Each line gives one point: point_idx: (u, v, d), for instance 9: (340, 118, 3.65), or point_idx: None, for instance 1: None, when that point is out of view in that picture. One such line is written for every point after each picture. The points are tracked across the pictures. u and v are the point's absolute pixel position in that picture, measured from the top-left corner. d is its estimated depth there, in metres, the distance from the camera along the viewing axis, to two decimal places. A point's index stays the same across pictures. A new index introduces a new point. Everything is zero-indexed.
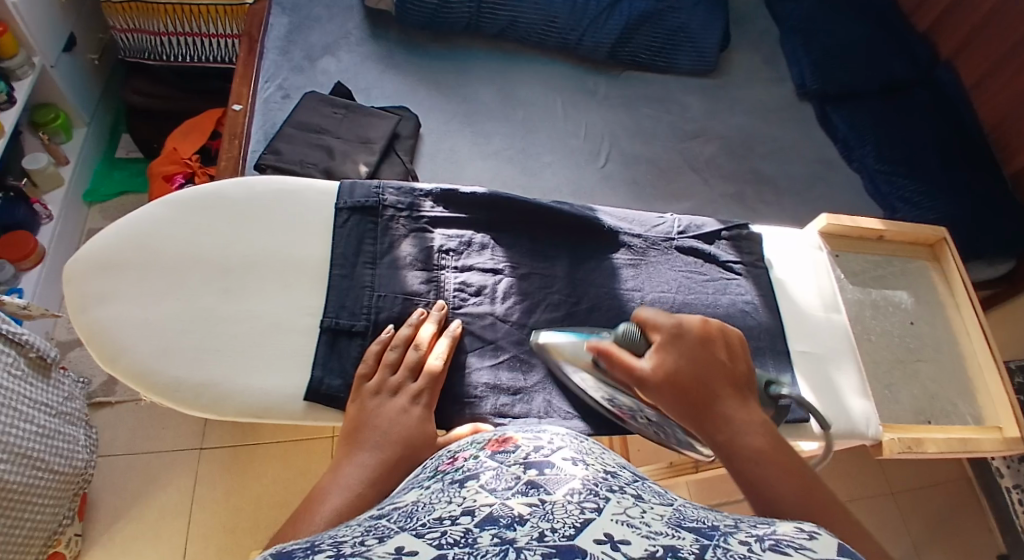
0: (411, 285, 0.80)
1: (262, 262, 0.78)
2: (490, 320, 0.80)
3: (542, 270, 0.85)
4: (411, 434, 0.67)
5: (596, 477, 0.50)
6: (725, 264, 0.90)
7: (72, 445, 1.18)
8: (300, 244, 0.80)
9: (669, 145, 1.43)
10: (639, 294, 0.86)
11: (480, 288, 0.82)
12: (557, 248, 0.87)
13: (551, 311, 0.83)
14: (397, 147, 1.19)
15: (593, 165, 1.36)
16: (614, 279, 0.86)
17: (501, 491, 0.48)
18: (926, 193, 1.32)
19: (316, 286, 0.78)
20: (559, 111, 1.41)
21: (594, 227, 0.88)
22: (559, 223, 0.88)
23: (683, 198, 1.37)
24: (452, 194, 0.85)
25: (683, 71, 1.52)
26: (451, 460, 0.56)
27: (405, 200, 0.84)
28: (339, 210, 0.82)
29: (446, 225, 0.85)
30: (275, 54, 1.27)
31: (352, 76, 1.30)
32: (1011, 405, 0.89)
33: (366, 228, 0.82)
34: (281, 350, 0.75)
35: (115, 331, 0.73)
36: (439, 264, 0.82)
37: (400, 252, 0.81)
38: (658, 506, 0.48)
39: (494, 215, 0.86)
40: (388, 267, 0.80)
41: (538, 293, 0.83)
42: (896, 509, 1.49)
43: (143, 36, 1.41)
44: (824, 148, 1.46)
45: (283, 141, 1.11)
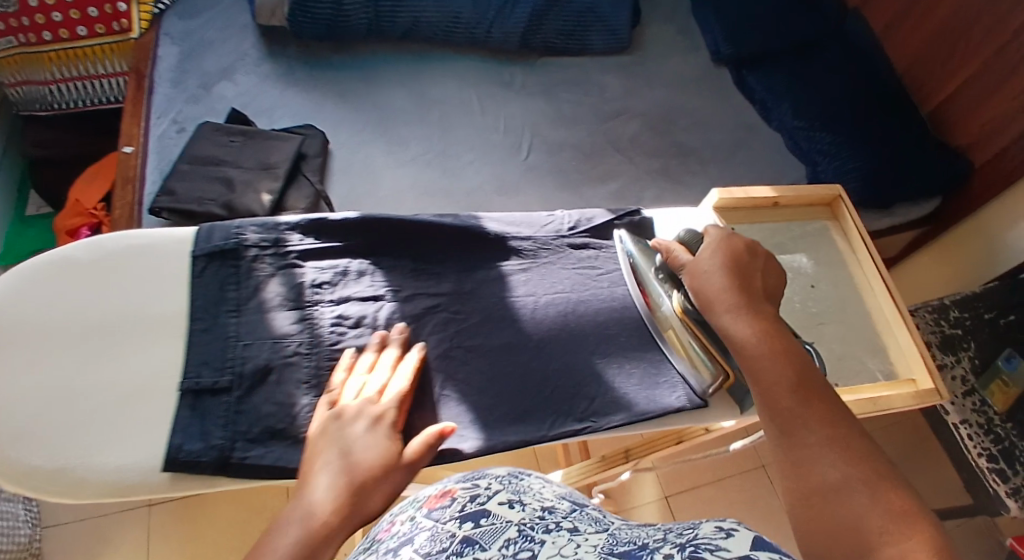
0: (281, 328, 0.77)
1: (113, 328, 0.75)
2: (371, 352, 0.78)
3: (426, 291, 0.83)
4: (379, 455, 0.61)
5: (531, 518, 0.50)
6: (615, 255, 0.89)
7: (10, 522, 1.14)
8: (153, 302, 0.77)
9: (591, 128, 1.41)
10: (532, 301, 0.84)
11: (359, 319, 0.79)
12: (443, 265, 0.85)
13: (439, 330, 0.81)
14: (304, 168, 1.14)
15: (515, 159, 1.33)
16: (507, 288, 0.85)
17: (435, 553, 0.46)
18: (844, 144, 1.31)
19: (195, 339, 0.76)
20: (475, 106, 1.37)
21: (479, 236, 0.86)
22: (442, 238, 0.86)
23: (609, 180, 1.35)
24: (321, 223, 0.82)
25: (598, 50, 1.49)
26: (388, 527, 0.54)
27: (268, 239, 0.81)
28: (196, 258, 0.79)
29: (318, 257, 0.82)
30: (168, 87, 1.22)
31: (251, 99, 1.25)
32: (921, 355, 0.88)
33: (227, 274, 0.79)
34: (148, 418, 0.72)
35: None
36: (312, 300, 0.79)
37: (264, 295, 0.78)
38: (594, 536, 0.48)
39: (369, 238, 0.84)
40: (253, 313, 0.78)
41: (424, 316, 0.81)
42: None
43: (32, 87, 1.35)
44: (744, 110, 1.45)
45: (178, 179, 1.06)
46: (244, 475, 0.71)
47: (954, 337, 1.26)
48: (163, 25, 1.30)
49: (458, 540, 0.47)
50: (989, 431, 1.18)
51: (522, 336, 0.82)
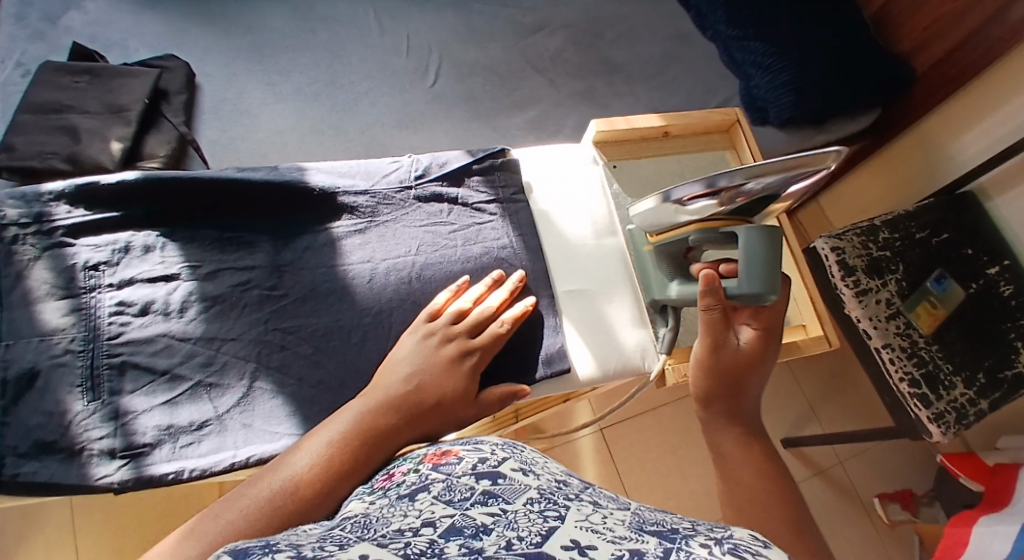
0: (49, 321, 0.65)
1: None
2: (163, 343, 0.66)
3: (232, 265, 0.71)
4: (446, 394, 0.63)
5: (551, 484, 0.49)
6: (473, 208, 0.78)
7: None
8: None
9: (507, 45, 1.27)
10: (367, 268, 0.73)
11: (146, 305, 0.67)
12: (256, 231, 0.72)
13: (254, 309, 0.70)
14: (165, 107, 1.01)
15: (421, 86, 1.20)
16: (340, 256, 0.73)
17: (458, 502, 0.45)
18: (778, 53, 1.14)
19: None
20: (372, 25, 1.22)
21: (300, 195, 0.74)
22: (252, 199, 0.73)
23: (529, 104, 1.23)
24: (91, 188, 0.69)
25: None
26: (389, 476, 0.53)
27: (29, 216, 0.68)
28: None
29: (93, 232, 0.69)
30: (8, 23, 1.05)
31: (103, 30, 1.09)
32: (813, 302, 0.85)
33: None
34: None
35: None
36: (86, 286, 0.67)
37: (27, 283, 0.66)
38: (618, 510, 0.47)
39: (157, 206, 0.70)
40: (14, 308, 0.66)
41: (230, 295, 0.70)
42: (789, 375, 1.50)
43: None
44: (677, 19, 1.33)
45: (17, 132, 0.92)
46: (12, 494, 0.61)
47: (882, 259, 1.18)
48: None
49: (478, 494, 0.46)
50: (911, 354, 1.13)
51: (359, 308, 0.72)
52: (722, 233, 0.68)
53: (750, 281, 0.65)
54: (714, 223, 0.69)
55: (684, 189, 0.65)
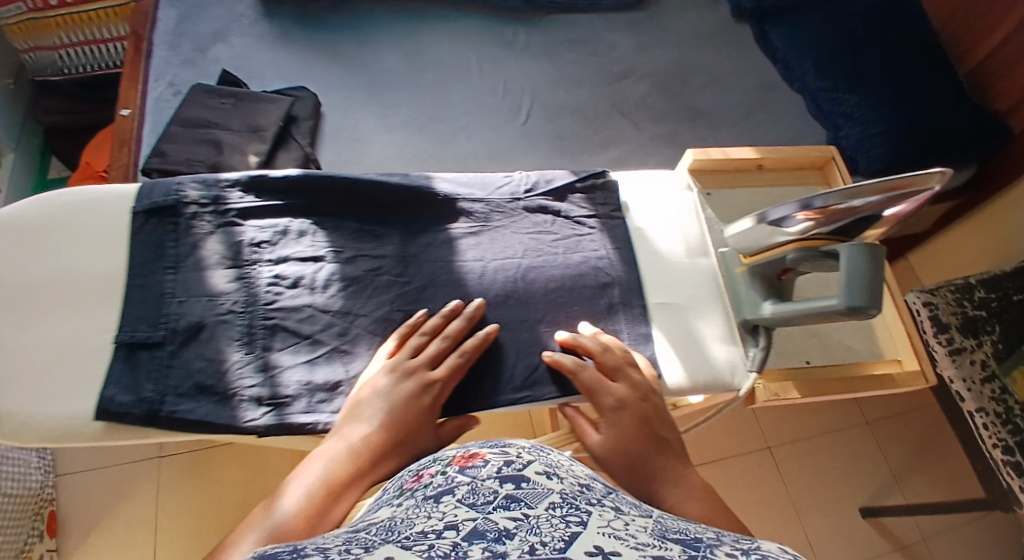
0: (218, 284, 0.74)
1: (46, 287, 0.73)
2: (308, 313, 0.75)
3: (366, 253, 0.79)
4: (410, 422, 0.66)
5: (570, 489, 0.53)
6: (574, 221, 0.85)
7: (24, 467, 1.23)
8: (93, 259, 0.75)
9: (595, 89, 1.35)
10: (479, 267, 0.81)
11: (296, 280, 0.76)
12: (385, 227, 0.81)
13: (382, 292, 0.78)
14: (295, 131, 1.14)
15: (513, 123, 1.29)
16: (456, 254, 0.81)
17: (479, 505, 0.50)
18: (868, 106, 1.18)
19: (144, 293, 0.74)
20: (474, 68, 1.33)
21: (427, 199, 0.83)
22: (388, 200, 0.82)
23: (612, 145, 1.30)
24: (262, 181, 0.79)
25: (607, 8, 1.44)
26: (417, 477, 0.58)
27: (208, 196, 0.78)
28: (136, 214, 0.77)
29: (258, 216, 0.79)
30: (164, 51, 1.20)
31: (244, 62, 1.22)
32: (907, 336, 0.85)
33: (166, 232, 0.76)
34: (88, 361, 0.70)
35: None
36: (250, 259, 0.76)
37: (202, 252, 0.76)
38: (639, 517, 0.51)
39: (312, 199, 0.80)
40: (190, 271, 0.75)
41: (361, 280, 0.78)
42: (872, 439, 1.44)
43: (42, 52, 1.35)
44: (762, 72, 1.37)
45: (168, 142, 1.05)
46: (173, 429, 0.69)
47: (978, 318, 1.14)
48: None
49: (501, 497, 0.50)
50: (1007, 421, 1.06)
51: (468, 300, 0.78)
52: (823, 252, 0.69)
53: (848, 293, 0.67)
54: (815, 242, 0.70)
55: (785, 213, 0.70)
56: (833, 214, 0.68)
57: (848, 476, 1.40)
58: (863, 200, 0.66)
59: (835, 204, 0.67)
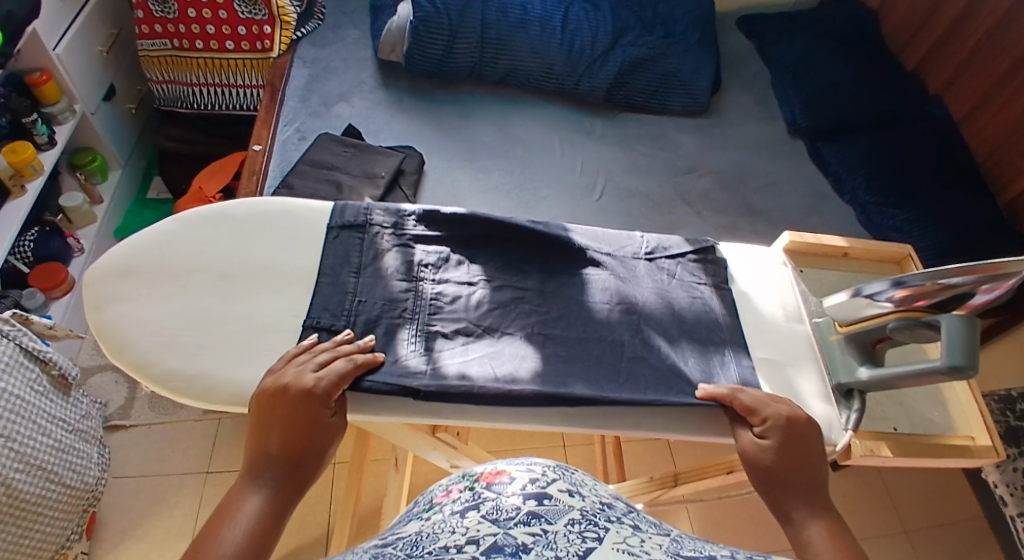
0: (392, 289, 0.75)
1: (241, 271, 0.72)
2: (464, 327, 0.75)
3: (513, 281, 0.79)
4: (296, 435, 0.60)
5: (592, 507, 0.49)
6: (689, 284, 0.82)
7: (85, 462, 1.20)
8: (287, 252, 0.75)
9: (662, 180, 1.41)
10: (607, 306, 0.79)
11: (455, 297, 0.77)
12: (528, 260, 0.81)
13: (523, 316, 0.77)
14: (401, 182, 1.25)
15: (587, 199, 1.35)
16: (593, 293, 0.80)
17: (502, 521, 0.47)
18: (917, 221, 1.30)
19: (326, 285, 0.73)
20: (556, 149, 1.42)
21: (564, 245, 0.83)
22: (534, 243, 0.82)
23: (676, 229, 1.33)
24: (434, 214, 0.81)
25: (676, 112, 1.51)
26: (447, 492, 0.55)
27: (392, 214, 0.80)
28: (329, 228, 0.77)
29: (426, 242, 0.80)
30: (294, 101, 1.37)
31: (364, 120, 1.37)
32: (981, 412, 0.81)
33: (352, 243, 0.77)
34: (269, 350, 0.68)
35: (111, 332, 0.67)
36: (418, 276, 0.77)
37: (382, 261, 0.77)
38: (656, 536, 0.47)
39: (471, 234, 0.82)
40: (374, 276, 0.75)
41: (504, 302, 0.78)
42: (910, 550, 1.34)
43: (177, 86, 1.51)
44: (817, 182, 1.44)
45: (296, 177, 1.20)
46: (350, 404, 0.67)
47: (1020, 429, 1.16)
48: (299, 51, 1.46)
49: (523, 514, 0.47)
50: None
51: (592, 335, 0.77)
52: (923, 321, 0.68)
53: (949, 355, 0.66)
54: (915, 312, 0.69)
55: (878, 286, 0.70)
56: (923, 291, 0.67)
57: None
58: (947, 281, 0.65)
59: (924, 281, 0.67)
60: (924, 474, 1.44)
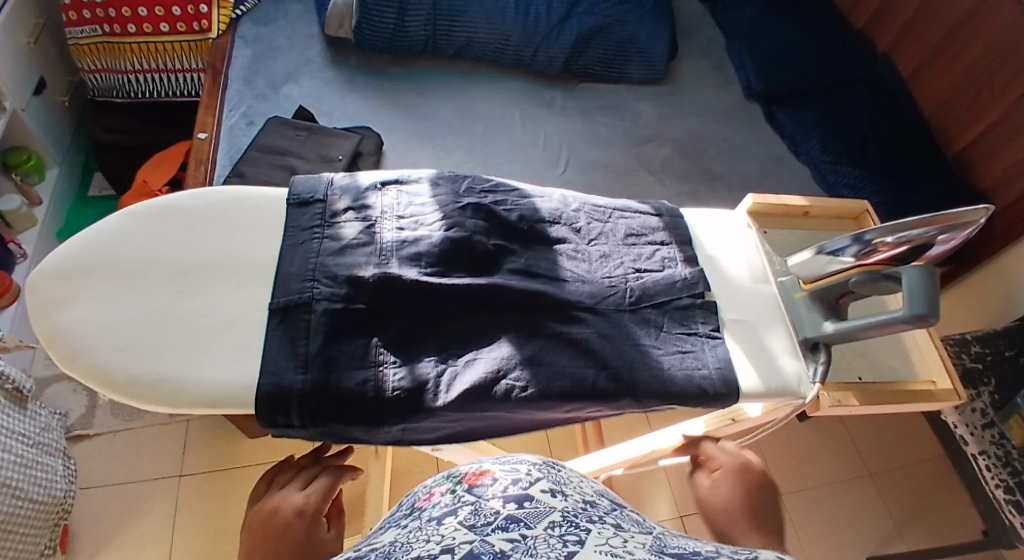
0: (349, 385, 0.61)
1: (200, 267, 0.67)
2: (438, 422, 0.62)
3: (493, 352, 0.66)
4: (283, 553, 0.56)
5: (574, 509, 0.48)
6: (646, 240, 0.78)
7: (51, 475, 1.15)
8: (245, 240, 0.69)
9: (624, 149, 1.40)
10: (592, 369, 0.67)
11: (421, 382, 0.62)
12: (506, 319, 0.68)
13: (502, 401, 0.63)
14: (359, 165, 1.22)
15: (551, 172, 1.33)
16: (577, 357, 0.67)
17: (480, 527, 0.46)
18: (871, 179, 1.32)
19: (284, 305, 0.64)
20: (516, 122, 1.39)
21: (552, 301, 0.69)
22: (518, 300, 0.69)
23: (640, 199, 1.33)
24: (393, 279, 0.65)
25: (634, 79, 1.50)
26: (428, 497, 0.54)
27: (343, 282, 0.65)
28: (273, 311, 0.64)
29: (383, 316, 0.65)
30: (240, 84, 1.31)
31: (314, 101, 1.32)
32: (940, 356, 0.83)
33: (298, 330, 0.63)
34: (238, 345, 0.63)
35: (59, 342, 0.63)
36: (378, 360, 0.62)
37: (336, 350, 0.62)
38: (639, 534, 0.46)
39: (437, 302, 0.67)
40: (326, 371, 0.61)
41: (478, 389, 0.63)
42: (876, 495, 1.40)
43: (111, 74, 1.43)
44: (773, 144, 1.45)
45: (248, 164, 1.15)
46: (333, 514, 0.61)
47: (975, 370, 1.22)
48: (240, 30, 1.40)
49: (502, 520, 0.46)
50: (1007, 463, 1.14)
51: None
52: (884, 274, 0.69)
53: (912, 304, 0.66)
54: (876, 266, 0.70)
55: (840, 243, 0.73)
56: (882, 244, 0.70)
57: (848, 529, 1.35)
58: (905, 233, 0.68)
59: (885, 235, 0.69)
60: (886, 420, 1.49)
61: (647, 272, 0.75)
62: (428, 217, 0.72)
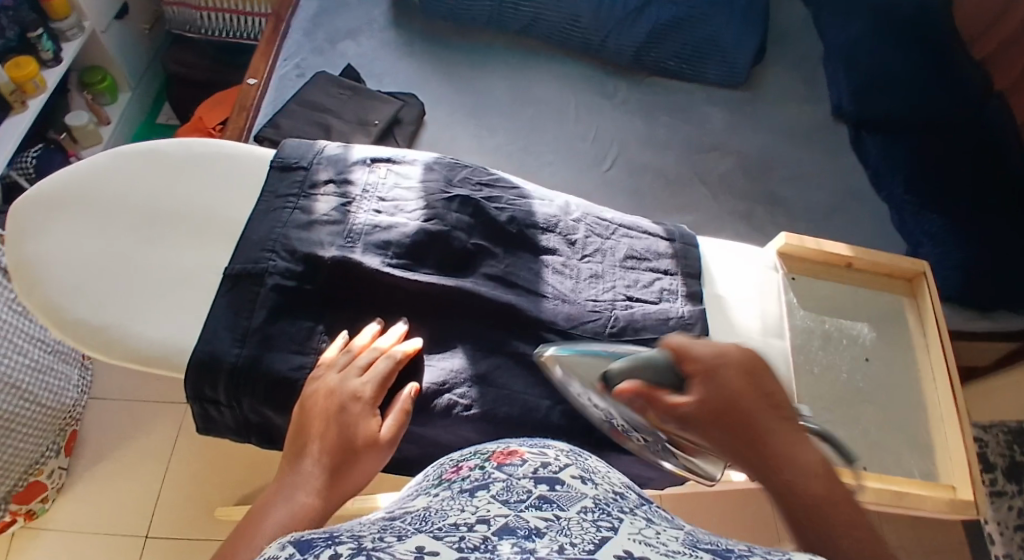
0: (281, 368, 0.58)
1: (173, 217, 0.66)
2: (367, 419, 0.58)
3: (438, 361, 0.61)
4: (340, 437, 0.49)
5: (608, 495, 0.37)
6: (647, 266, 0.71)
7: (63, 383, 1.21)
8: (222, 199, 0.68)
9: (680, 156, 1.30)
10: (547, 401, 0.61)
11: None
12: (465, 330, 0.63)
13: (442, 416, 0.59)
14: (395, 133, 1.18)
15: (595, 169, 1.25)
16: (535, 384, 0.62)
17: (509, 501, 0.33)
18: (954, 232, 1.16)
19: (238, 273, 0.62)
20: (570, 111, 1.32)
21: (521, 316, 0.64)
22: (486, 311, 0.64)
23: (686, 211, 1.24)
24: (352, 265, 0.62)
25: (709, 82, 1.39)
26: (454, 468, 0.42)
27: (299, 259, 0.62)
28: (226, 277, 0.62)
29: (337, 304, 0.63)
30: (299, 35, 1.30)
31: (369, 61, 1.30)
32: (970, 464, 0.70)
33: (243, 300, 0.61)
34: (185, 304, 0.62)
35: (22, 271, 0.63)
36: (319, 348, 0.60)
37: (276, 329, 0.60)
38: (669, 530, 0.34)
39: (397, 296, 0.63)
40: (261, 348, 0.59)
41: (409, 396, 0.59)
42: None
43: (187, 9, 1.48)
44: (851, 175, 1.31)
45: (285, 116, 1.14)
46: None
47: None
48: None
49: (532, 498, 0.34)
50: None
51: None
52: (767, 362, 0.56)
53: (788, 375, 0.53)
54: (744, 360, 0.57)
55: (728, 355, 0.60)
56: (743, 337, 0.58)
57: None
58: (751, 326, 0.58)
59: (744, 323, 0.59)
60: None
61: (639, 301, 0.68)
62: (409, 203, 0.67)
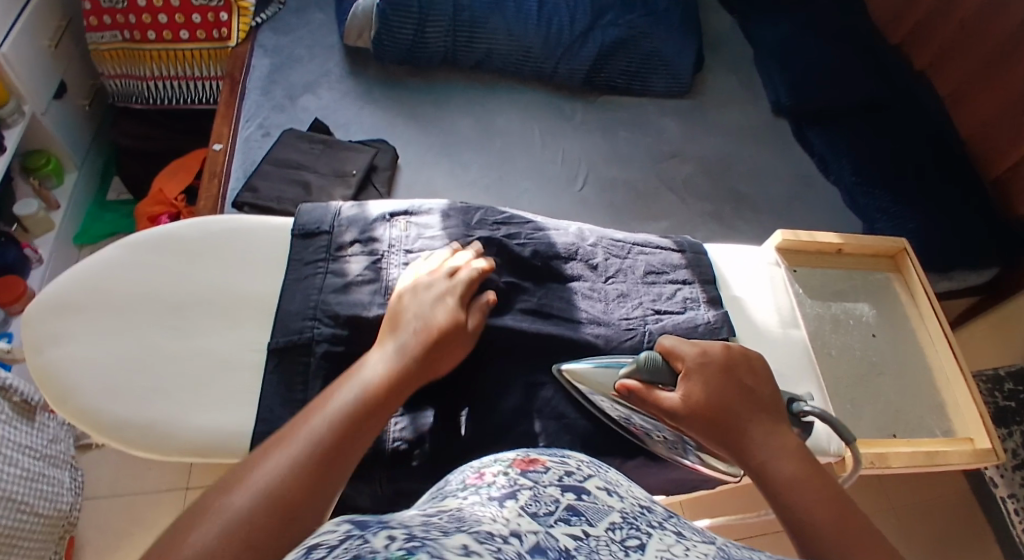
0: None
1: (200, 303, 0.66)
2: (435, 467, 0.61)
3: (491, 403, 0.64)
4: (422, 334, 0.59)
5: (633, 510, 0.39)
6: (667, 277, 0.75)
7: (55, 487, 1.14)
8: (248, 277, 0.68)
9: (645, 167, 1.36)
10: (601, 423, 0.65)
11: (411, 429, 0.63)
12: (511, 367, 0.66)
13: None
14: (374, 179, 1.19)
15: (568, 190, 1.29)
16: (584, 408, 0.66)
17: (540, 516, 0.35)
18: (904, 206, 1.26)
19: (283, 345, 0.64)
20: (535, 138, 1.36)
21: (563, 344, 0.67)
22: (530, 344, 0.67)
23: (660, 218, 1.29)
24: None
25: (658, 94, 1.46)
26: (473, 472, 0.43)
27: (342, 322, 0.64)
28: (272, 352, 0.64)
29: None
30: (257, 94, 1.29)
31: (331, 112, 1.30)
32: (981, 414, 0.77)
33: (295, 371, 0.63)
34: (234, 389, 0.63)
35: (51, 380, 0.61)
36: None
37: None
38: (699, 545, 0.37)
39: None
40: None
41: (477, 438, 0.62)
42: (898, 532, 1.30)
43: (132, 80, 1.43)
44: (802, 164, 1.40)
45: (260, 179, 1.13)
46: None
47: (1008, 410, 1.17)
48: (259, 38, 1.38)
49: (562, 510, 0.36)
50: None
51: None
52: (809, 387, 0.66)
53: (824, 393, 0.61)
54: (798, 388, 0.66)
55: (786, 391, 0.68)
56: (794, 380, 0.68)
57: None
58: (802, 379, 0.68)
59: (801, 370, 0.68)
60: None
61: (667, 313, 0.72)
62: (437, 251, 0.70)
